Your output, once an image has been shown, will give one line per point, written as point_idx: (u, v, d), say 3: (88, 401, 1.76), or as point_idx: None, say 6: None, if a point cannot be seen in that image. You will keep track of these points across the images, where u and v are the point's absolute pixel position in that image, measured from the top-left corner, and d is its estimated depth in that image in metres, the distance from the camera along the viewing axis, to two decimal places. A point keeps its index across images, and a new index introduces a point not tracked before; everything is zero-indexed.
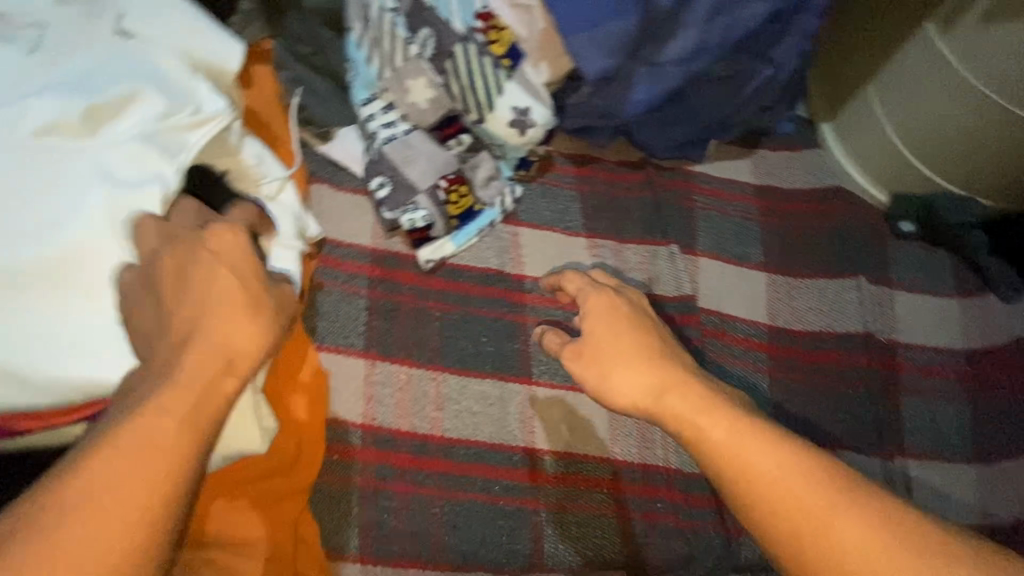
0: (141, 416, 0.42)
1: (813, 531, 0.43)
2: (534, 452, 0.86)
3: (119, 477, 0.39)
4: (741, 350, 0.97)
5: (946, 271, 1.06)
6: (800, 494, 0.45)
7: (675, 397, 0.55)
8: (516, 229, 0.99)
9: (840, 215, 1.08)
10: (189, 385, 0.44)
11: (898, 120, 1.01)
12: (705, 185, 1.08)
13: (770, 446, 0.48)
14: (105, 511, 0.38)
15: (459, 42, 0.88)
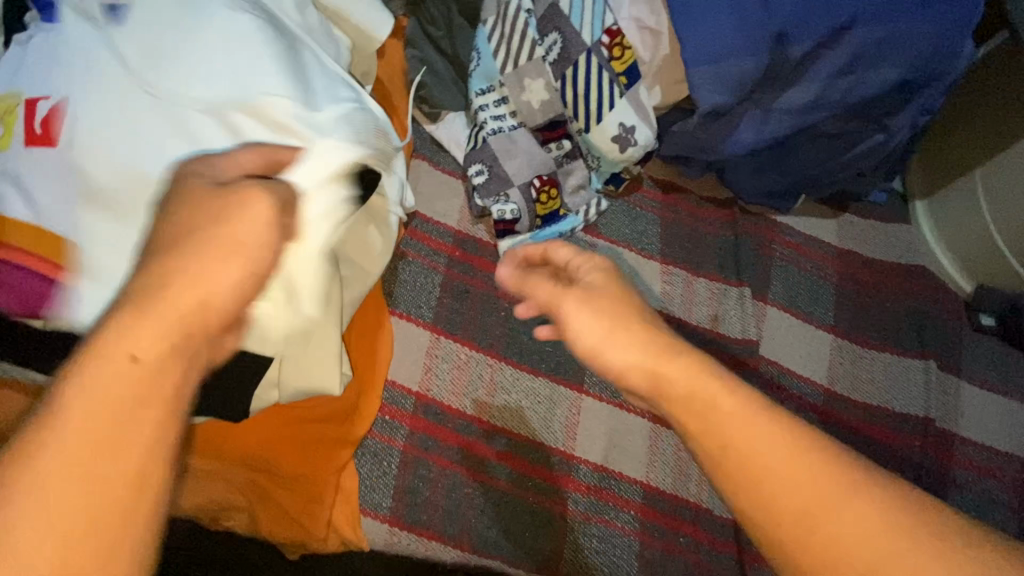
0: (93, 370, 0.34)
1: (837, 556, 0.38)
2: (571, 458, 0.87)
3: (74, 436, 0.33)
4: (794, 406, 0.96)
5: (1018, 373, 1.04)
6: (824, 507, 0.40)
7: (719, 397, 0.46)
8: (594, 240, 1.02)
9: (919, 295, 1.06)
10: (147, 332, 0.36)
11: (1002, 212, 0.98)
12: (787, 236, 1.08)
13: (794, 447, 0.42)
14: (73, 479, 0.32)
15: (584, 52, 0.91)
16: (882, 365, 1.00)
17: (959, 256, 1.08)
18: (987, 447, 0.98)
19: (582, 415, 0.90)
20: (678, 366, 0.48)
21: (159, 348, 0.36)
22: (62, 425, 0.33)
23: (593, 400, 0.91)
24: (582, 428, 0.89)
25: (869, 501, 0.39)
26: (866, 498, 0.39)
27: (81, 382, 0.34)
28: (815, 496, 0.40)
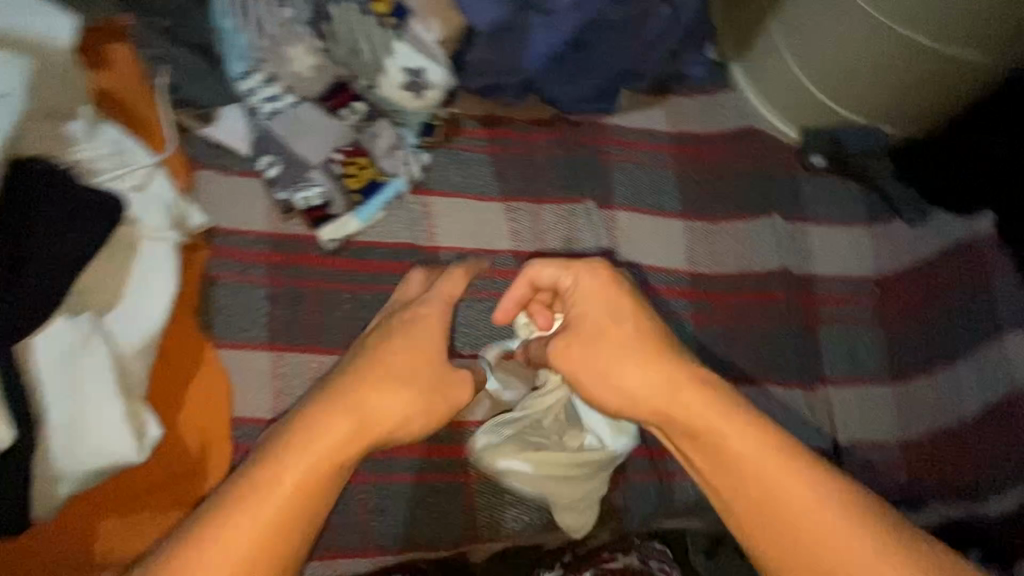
0: (269, 486, 0.55)
1: (801, 525, 0.57)
2: (463, 426, 0.83)
3: (257, 517, 0.54)
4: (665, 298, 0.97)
5: (857, 201, 1.07)
6: (788, 485, 0.58)
7: (694, 401, 0.62)
8: (427, 199, 0.94)
9: (754, 156, 1.08)
10: (302, 462, 0.57)
11: (801, 55, 1.03)
12: (619, 137, 1.07)
13: (758, 443, 0.60)
14: (262, 546, 0.53)
15: (336, 2, 0.82)
16: (735, 234, 1.02)
17: (780, 107, 1.11)
18: (844, 280, 1.03)
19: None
20: (658, 372, 0.64)
21: (310, 479, 0.56)
22: (283, 460, 0.56)
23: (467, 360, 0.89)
24: None
25: (817, 489, 0.57)
26: (813, 483, 0.58)
27: (254, 479, 0.55)
28: (784, 483, 0.58)
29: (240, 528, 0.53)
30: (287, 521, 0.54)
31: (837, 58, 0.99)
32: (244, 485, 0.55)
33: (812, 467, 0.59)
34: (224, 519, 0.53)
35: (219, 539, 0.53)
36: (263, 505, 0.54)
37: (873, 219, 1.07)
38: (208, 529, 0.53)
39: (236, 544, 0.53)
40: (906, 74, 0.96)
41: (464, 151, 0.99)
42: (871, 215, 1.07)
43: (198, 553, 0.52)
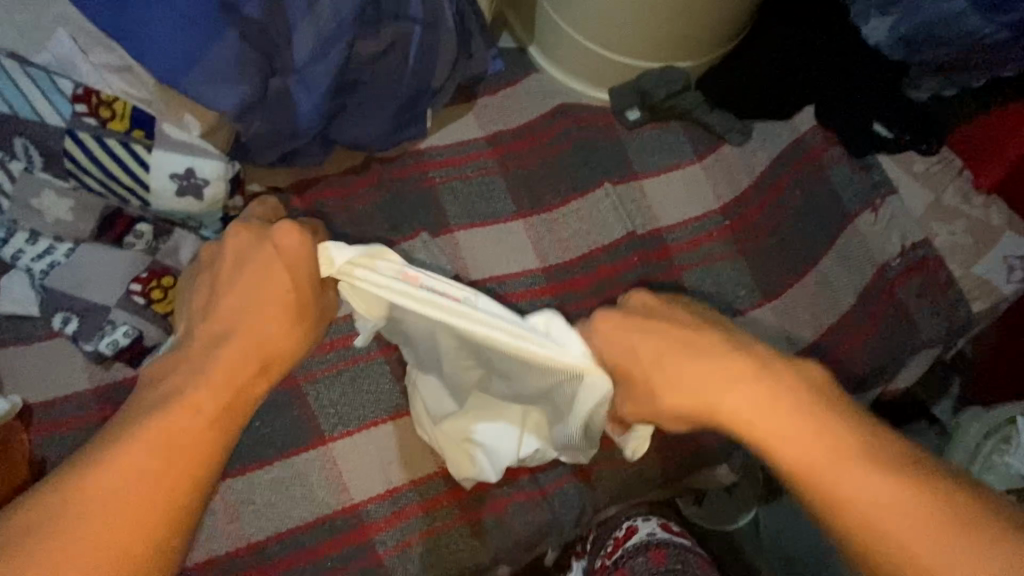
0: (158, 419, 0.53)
1: (881, 534, 0.47)
2: (354, 508, 0.81)
3: (133, 470, 0.50)
4: (529, 301, 0.97)
5: (680, 139, 1.08)
6: (847, 493, 0.49)
7: (768, 427, 0.54)
8: None
9: (572, 132, 1.08)
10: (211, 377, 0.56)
11: (576, 22, 1.04)
12: (437, 158, 1.05)
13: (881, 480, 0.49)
14: (137, 484, 0.50)
15: (66, 136, 0.78)
16: (575, 214, 1.02)
17: (583, 76, 1.11)
18: (691, 223, 1.04)
19: (340, 462, 0.83)
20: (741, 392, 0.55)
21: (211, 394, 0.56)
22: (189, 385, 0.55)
23: (342, 440, 0.84)
24: (349, 473, 0.82)
25: (902, 488, 0.48)
26: (897, 485, 0.48)
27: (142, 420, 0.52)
28: (843, 466, 0.50)
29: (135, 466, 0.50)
30: (195, 448, 0.53)
31: (605, 15, 1.01)
32: (128, 438, 0.52)
33: (900, 467, 0.49)
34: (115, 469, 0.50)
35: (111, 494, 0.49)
36: (166, 449, 0.52)
37: (705, 150, 1.07)
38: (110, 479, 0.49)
39: (151, 464, 0.51)
40: (673, 11, 0.97)
41: None
42: (700, 150, 1.08)
43: (107, 493, 0.49)
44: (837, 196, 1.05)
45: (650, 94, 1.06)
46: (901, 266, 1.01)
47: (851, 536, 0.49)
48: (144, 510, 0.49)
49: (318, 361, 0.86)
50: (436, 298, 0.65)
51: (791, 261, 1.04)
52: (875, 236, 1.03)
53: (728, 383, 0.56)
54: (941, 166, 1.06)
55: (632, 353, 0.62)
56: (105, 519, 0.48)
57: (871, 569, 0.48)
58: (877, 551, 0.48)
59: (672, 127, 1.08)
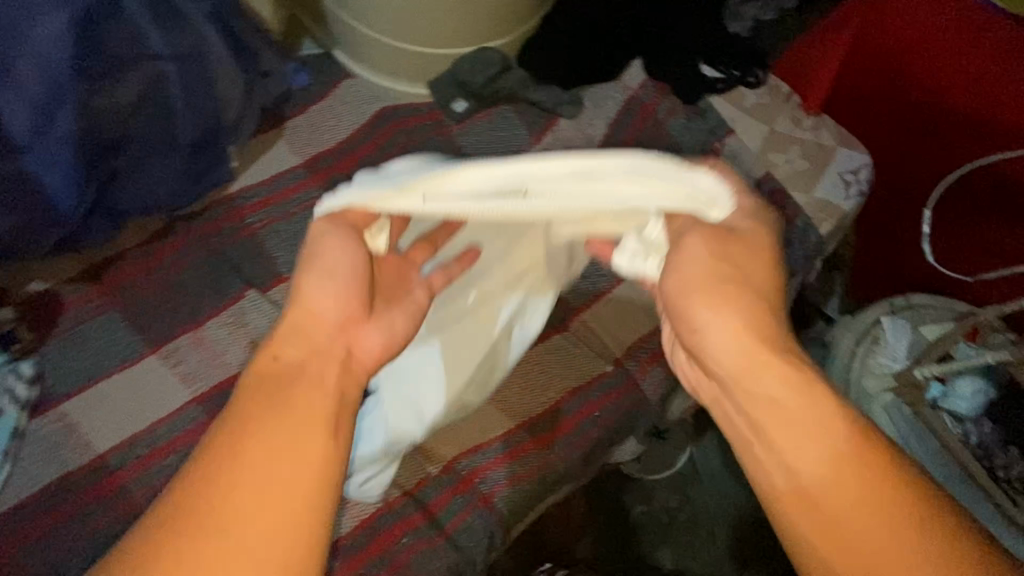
0: (238, 470, 0.47)
1: (814, 497, 0.51)
2: None
3: (264, 479, 0.47)
4: None
5: (511, 122, 1.00)
6: (809, 458, 0.52)
7: (777, 391, 0.54)
8: (62, 411, 0.79)
9: (399, 139, 0.99)
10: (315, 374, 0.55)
11: (369, 20, 0.95)
12: (252, 200, 0.92)
13: (846, 452, 0.51)
14: (243, 520, 0.45)
15: None
16: None
17: (398, 74, 1.02)
18: None
19: None
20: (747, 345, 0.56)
21: (298, 354, 0.55)
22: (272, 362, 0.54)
23: None
24: None
25: (848, 465, 0.51)
26: (841, 461, 0.51)
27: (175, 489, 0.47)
28: (834, 461, 0.51)
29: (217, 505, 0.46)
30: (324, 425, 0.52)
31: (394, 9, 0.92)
32: (185, 487, 0.47)
33: (880, 465, 0.50)
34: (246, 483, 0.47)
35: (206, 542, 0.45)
36: (290, 408, 0.51)
37: (540, 129, 1.01)
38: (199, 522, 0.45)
39: (259, 489, 0.47)
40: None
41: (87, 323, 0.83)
42: (534, 130, 1.00)
43: (205, 536, 0.44)
44: (680, 147, 1.02)
45: (469, 83, 0.99)
46: None
47: (803, 528, 0.51)
48: (281, 524, 0.46)
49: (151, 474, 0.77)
50: (388, 186, 0.56)
51: None
52: None
53: (747, 344, 0.56)
54: (769, 96, 1.07)
55: (672, 264, 0.60)
56: (247, 541, 0.44)
57: (791, 529, 0.52)
58: (806, 513, 0.51)
59: (500, 112, 1.01)
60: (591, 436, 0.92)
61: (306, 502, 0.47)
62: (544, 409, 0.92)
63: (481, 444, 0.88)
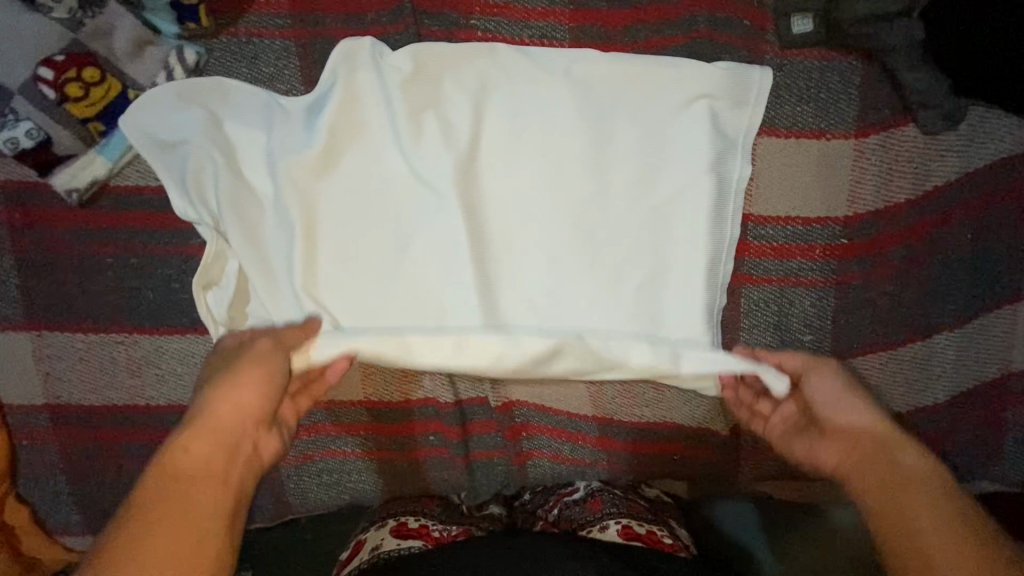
0: (201, 419, 0.54)
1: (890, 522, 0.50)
2: None
3: (171, 504, 0.49)
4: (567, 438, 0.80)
5: (847, 93, 0.70)
6: (890, 483, 0.52)
7: (849, 411, 0.58)
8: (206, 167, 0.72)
9: (700, 25, 0.70)
10: (244, 400, 0.56)
11: None
12: (495, 26, 0.72)
13: (909, 486, 0.51)
14: (183, 515, 0.48)
15: None
16: None
17: None
18: (791, 223, 0.71)
19: None
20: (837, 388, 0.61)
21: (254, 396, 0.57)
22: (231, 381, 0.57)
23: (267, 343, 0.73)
24: None
25: (935, 499, 0.50)
26: (927, 500, 0.50)
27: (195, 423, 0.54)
28: (922, 491, 0.51)
29: (221, 423, 0.54)
30: (214, 473, 0.52)
31: None
32: (165, 460, 0.51)
33: (948, 507, 0.49)
34: (163, 472, 0.50)
35: (213, 464, 0.52)
36: (214, 421, 0.55)
37: (874, 123, 0.70)
38: (194, 447, 0.52)
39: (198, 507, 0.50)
40: None
41: (263, 36, 0.71)
42: (864, 122, 0.70)
43: (152, 522, 0.47)
44: None
45: (839, 6, 0.66)
46: None
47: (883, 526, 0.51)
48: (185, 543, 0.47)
49: None
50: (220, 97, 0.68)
51: (898, 325, 0.72)
52: None
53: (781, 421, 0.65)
54: None
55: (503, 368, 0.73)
56: (165, 534, 0.47)
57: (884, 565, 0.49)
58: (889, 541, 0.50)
59: (842, 67, 0.70)
60: (657, 470, 0.82)
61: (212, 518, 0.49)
62: (634, 420, 0.80)
63: (550, 407, 0.79)
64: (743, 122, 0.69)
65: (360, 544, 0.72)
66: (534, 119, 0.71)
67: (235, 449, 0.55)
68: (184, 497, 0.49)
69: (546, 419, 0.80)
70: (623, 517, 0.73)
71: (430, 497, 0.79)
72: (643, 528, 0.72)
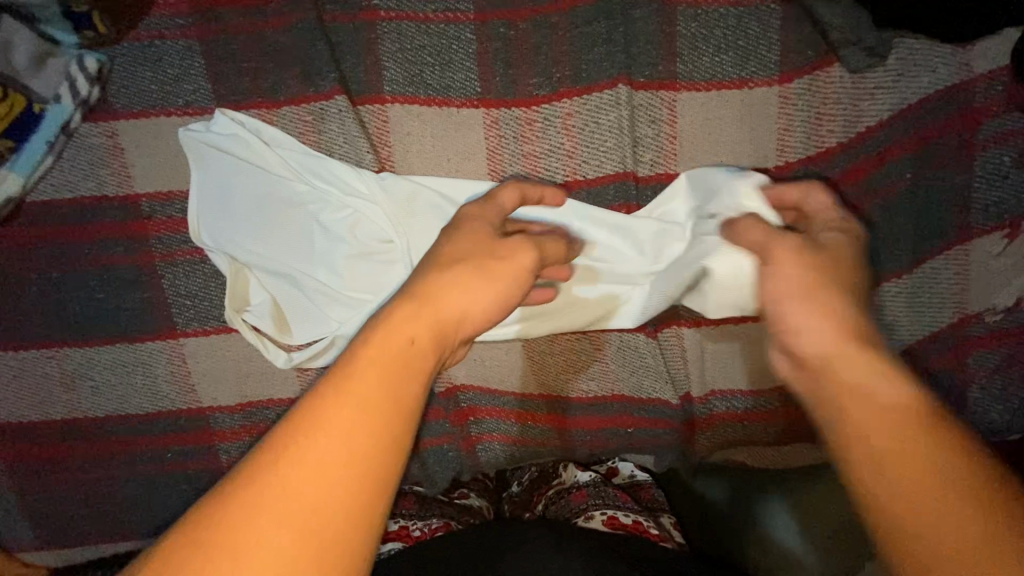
0: (384, 323, 0.44)
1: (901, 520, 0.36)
2: (201, 412, 0.72)
3: (327, 448, 0.38)
4: (513, 422, 0.79)
5: (768, 37, 0.66)
6: (887, 451, 0.38)
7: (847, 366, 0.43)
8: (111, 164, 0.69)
9: None
10: (403, 319, 0.45)
11: None
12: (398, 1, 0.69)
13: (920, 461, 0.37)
14: (327, 457, 0.37)
15: None
16: (564, 123, 0.69)
17: None
18: None
19: (200, 391, 0.72)
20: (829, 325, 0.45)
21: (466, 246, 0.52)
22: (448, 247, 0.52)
23: (195, 340, 0.71)
24: (199, 374, 0.71)
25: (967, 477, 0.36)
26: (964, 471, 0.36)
27: (385, 326, 0.44)
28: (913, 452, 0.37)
29: (417, 342, 0.44)
30: (390, 384, 0.41)
31: None
32: (361, 353, 0.42)
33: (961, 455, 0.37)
34: (360, 390, 0.40)
35: (414, 347, 0.44)
36: (385, 335, 0.43)
37: (798, 67, 0.66)
38: (408, 324, 0.45)
39: (343, 449, 0.38)
40: None
41: (165, 39, 0.69)
42: (786, 67, 0.66)
43: (304, 449, 0.37)
44: (965, 200, 0.68)
45: None
46: (995, 324, 0.71)
47: (895, 534, 0.36)
48: (338, 478, 0.37)
49: (175, 241, 0.70)
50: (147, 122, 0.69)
51: None
52: (983, 272, 0.70)
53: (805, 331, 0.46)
54: None
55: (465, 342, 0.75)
56: (324, 450, 0.38)
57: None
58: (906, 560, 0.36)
59: (759, 11, 0.66)
60: (611, 444, 0.80)
61: (356, 449, 0.38)
62: (581, 397, 0.77)
63: (493, 388, 0.77)
64: (654, 93, 0.68)
65: None
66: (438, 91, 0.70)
67: (432, 311, 0.46)
68: (354, 416, 0.39)
69: (494, 402, 0.78)
70: (606, 507, 0.75)
71: (409, 496, 0.80)
72: (628, 518, 0.74)
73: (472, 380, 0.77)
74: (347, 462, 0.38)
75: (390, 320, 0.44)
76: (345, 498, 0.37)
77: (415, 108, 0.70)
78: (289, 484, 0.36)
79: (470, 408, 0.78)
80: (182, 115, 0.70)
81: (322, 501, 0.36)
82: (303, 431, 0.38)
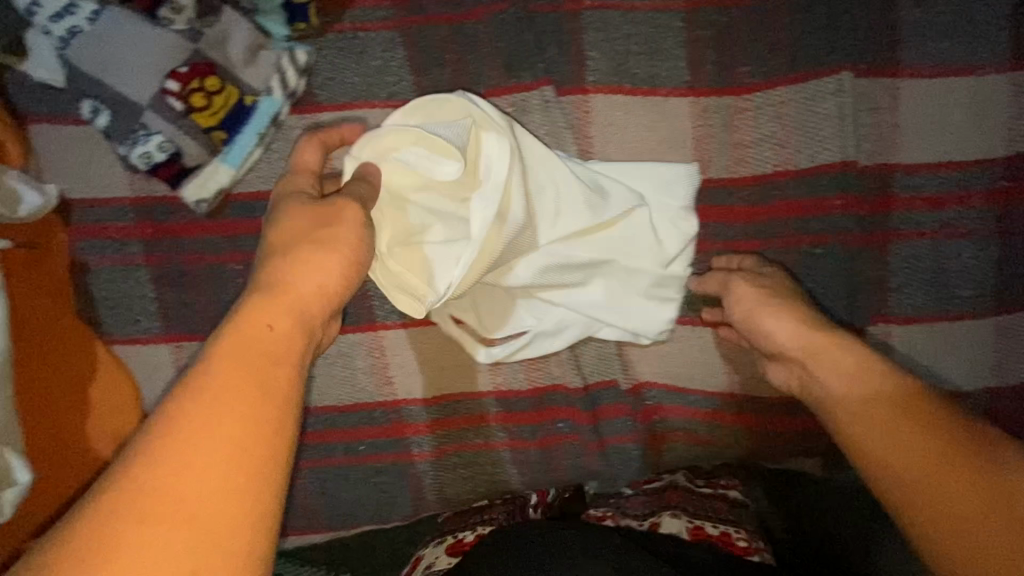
0: (243, 319, 0.43)
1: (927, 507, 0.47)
2: (397, 404, 0.73)
3: (195, 455, 0.36)
4: (701, 422, 0.76)
5: (998, 22, 0.64)
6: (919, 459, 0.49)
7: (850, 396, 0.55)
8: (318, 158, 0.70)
9: None
10: (269, 324, 0.43)
11: None
12: None
13: (939, 461, 0.48)
14: (199, 459, 0.36)
15: None
16: (777, 112, 0.67)
17: None
18: (942, 170, 0.66)
19: (397, 383, 0.72)
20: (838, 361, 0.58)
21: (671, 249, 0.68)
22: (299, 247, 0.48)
23: (395, 332, 0.71)
24: (397, 366, 0.72)
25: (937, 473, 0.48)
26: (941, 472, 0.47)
27: (239, 322, 0.42)
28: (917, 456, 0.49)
29: (278, 329, 0.43)
30: (252, 384, 0.40)
31: None
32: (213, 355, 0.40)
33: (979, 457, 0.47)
34: (204, 387, 0.39)
35: (278, 346, 0.42)
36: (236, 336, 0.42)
37: None
38: (265, 316, 0.43)
39: (206, 456, 0.36)
40: None
41: (370, 32, 0.69)
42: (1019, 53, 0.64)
43: (176, 453, 0.36)
44: None
45: None
46: None
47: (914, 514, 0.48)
48: (212, 480, 0.36)
49: None
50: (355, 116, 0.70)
51: None
52: None
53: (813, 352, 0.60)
54: None
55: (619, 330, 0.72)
56: (197, 453, 0.36)
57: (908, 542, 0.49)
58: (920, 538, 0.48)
59: None
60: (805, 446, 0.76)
61: (231, 456, 0.37)
62: (777, 395, 0.74)
63: (681, 386, 0.75)
64: (874, 80, 0.66)
65: (417, 559, 0.72)
66: (647, 80, 0.68)
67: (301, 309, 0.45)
68: (217, 419, 0.37)
69: (684, 400, 0.76)
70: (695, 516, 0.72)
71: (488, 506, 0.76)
72: (715, 529, 0.71)
73: (663, 376, 0.75)
74: (216, 465, 0.36)
75: (241, 316, 0.43)
76: (226, 483, 0.36)
77: (621, 98, 0.69)
78: (164, 493, 0.35)
79: (657, 406, 0.76)
80: (386, 108, 0.70)
81: (196, 513, 0.35)
82: (171, 437, 0.36)
